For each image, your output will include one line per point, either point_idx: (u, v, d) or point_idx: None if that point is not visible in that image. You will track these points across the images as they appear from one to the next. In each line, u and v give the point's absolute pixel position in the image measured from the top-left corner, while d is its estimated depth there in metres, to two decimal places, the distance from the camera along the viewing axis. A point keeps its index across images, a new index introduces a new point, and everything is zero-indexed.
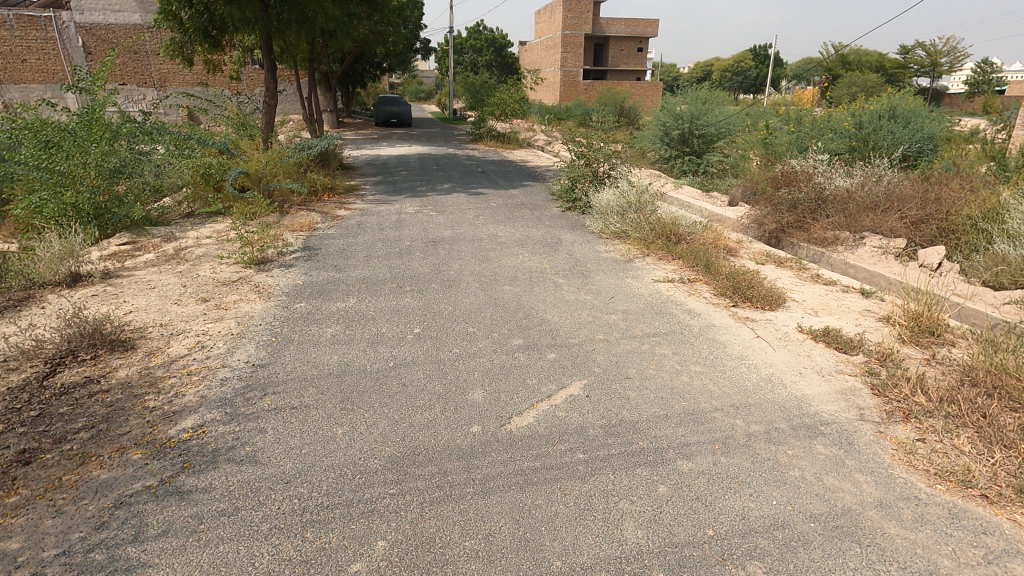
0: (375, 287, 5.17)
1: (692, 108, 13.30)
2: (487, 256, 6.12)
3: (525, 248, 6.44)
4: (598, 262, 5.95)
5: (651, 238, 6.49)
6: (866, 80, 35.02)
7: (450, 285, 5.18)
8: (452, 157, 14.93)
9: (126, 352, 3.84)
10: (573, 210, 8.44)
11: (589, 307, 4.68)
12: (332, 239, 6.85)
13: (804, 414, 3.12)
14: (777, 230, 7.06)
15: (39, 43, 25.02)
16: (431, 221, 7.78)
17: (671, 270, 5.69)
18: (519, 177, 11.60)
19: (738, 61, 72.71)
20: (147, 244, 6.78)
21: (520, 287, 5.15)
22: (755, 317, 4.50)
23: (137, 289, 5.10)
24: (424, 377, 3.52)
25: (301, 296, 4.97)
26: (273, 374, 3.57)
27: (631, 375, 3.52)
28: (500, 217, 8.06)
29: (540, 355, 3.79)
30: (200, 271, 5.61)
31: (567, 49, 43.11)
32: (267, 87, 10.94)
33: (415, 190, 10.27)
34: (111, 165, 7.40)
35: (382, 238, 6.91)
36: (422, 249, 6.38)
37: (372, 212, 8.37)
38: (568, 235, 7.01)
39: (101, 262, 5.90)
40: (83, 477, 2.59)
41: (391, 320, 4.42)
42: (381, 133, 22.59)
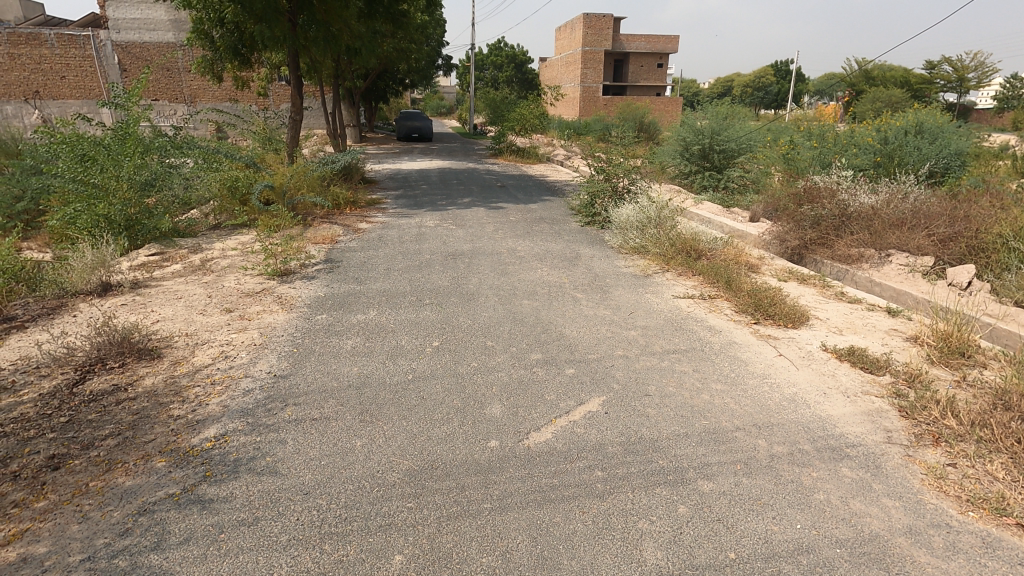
0: (395, 299, 5.22)
1: (713, 124, 13.28)
2: (505, 270, 6.14)
3: (545, 263, 6.46)
4: (617, 277, 5.93)
5: (671, 254, 6.45)
6: (891, 95, 34.59)
7: (470, 298, 5.21)
8: (472, 172, 15.07)
9: (152, 361, 3.93)
10: (593, 225, 8.45)
11: (608, 322, 4.66)
12: (354, 252, 6.95)
13: (828, 436, 3.05)
14: (800, 246, 6.97)
15: (77, 60, 26.08)
16: (451, 235, 7.85)
17: (691, 286, 5.64)
18: (539, 192, 11.66)
19: (760, 77, 72.46)
20: (175, 255, 6.95)
21: (538, 301, 5.16)
22: (778, 335, 4.43)
23: (164, 298, 5.22)
24: (442, 390, 3.52)
25: (322, 308, 5.04)
26: (294, 386, 3.61)
27: (650, 393, 3.49)
28: (519, 231, 8.10)
29: (559, 370, 3.78)
30: (225, 282, 5.73)
31: (587, 65, 43.44)
32: (293, 103, 11.22)
33: (435, 204, 10.39)
34: (142, 178, 7.63)
35: (403, 251, 6.99)
36: (441, 263, 6.43)
37: (394, 226, 8.48)
38: (587, 250, 7.01)
39: (130, 272, 6.06)
40: (108, 483, 2.65)
41: (411, 332, 4.45)
42: (403, 147, 22.94)
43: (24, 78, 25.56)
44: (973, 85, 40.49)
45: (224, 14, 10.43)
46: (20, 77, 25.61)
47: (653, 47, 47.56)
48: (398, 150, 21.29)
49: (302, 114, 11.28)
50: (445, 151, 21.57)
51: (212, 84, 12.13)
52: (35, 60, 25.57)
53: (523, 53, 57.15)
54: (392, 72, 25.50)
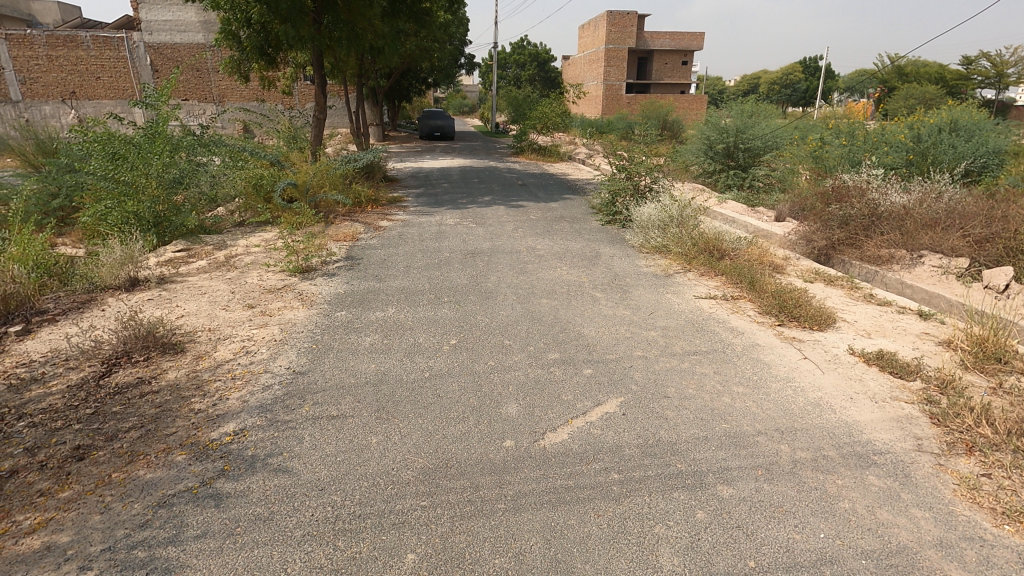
0: (413, 297, 5.23)
1: (738, 121, 13.05)
2: (524, 269, 6.12)
3: (564, 261, 6.41)
4: (637, 276, 5.86)
5: (694, 253, 6.35)
6: (924, 91, 33.58)
7: (488, 297, 5.20)
8: (493, 170, 15.06)
9: (176, 355, 4.01)
10: (613, 224, 8.36)
11: (627, 322, 4.60)
12: (374, 250, 6.99)
13: (854, 443, 2.95)
14: (827, 247, 6.79)
15: (112, 62, 26.88)
16: (471, 233, 7.85)
17: (713, 287, 5.53)
18: (560, 190, 11.59)
19: (788, 74, 71.00)
20: (200, 252, 7.09)
21: (557, 300, 5.11)
22: (803, 337, 4.31)
23: (189, 294, 5.32)
24: (458, 389, 3.51)
25: (342, 305, 5.08)
26: (312, 382, 3.65)
27: (669, 395, 3.42)
28: (539, 230, 8.05)
29: (576, 370, 3.74)
30: (248, 278, 5.82)
31: (609, 63, 43.11)
32: (317, 102, 11.34)
33: (456, 202, 10.40)
34: (170, 176, 7.78)
35: (422, 249, 7.01)
36: (460, 261, 6.43)
37: (414, 224, 8.51)
38: (607, 249, 6.94)
39: (157, 268, 6.18)
40: (130, 475, 2.71)
41: (428, 330, 4.45)
42: (425, 145, 23.08)
43: (62, 79, 26.43)
44: (1013, 80, 39.06)
45: (251, 15, 10.58)
46: (58, 78, 26.48)
47: (677, 44, 46.97)
48: (420, 149, 21.43)
49: (326, 113, 11.40)
50: (467, 149, 21.61)
51: (239, 84, 12.31)
52: (72, 62, 26.44)
53: (545, 51, 57.01)
54: (415, 71, 25.65)
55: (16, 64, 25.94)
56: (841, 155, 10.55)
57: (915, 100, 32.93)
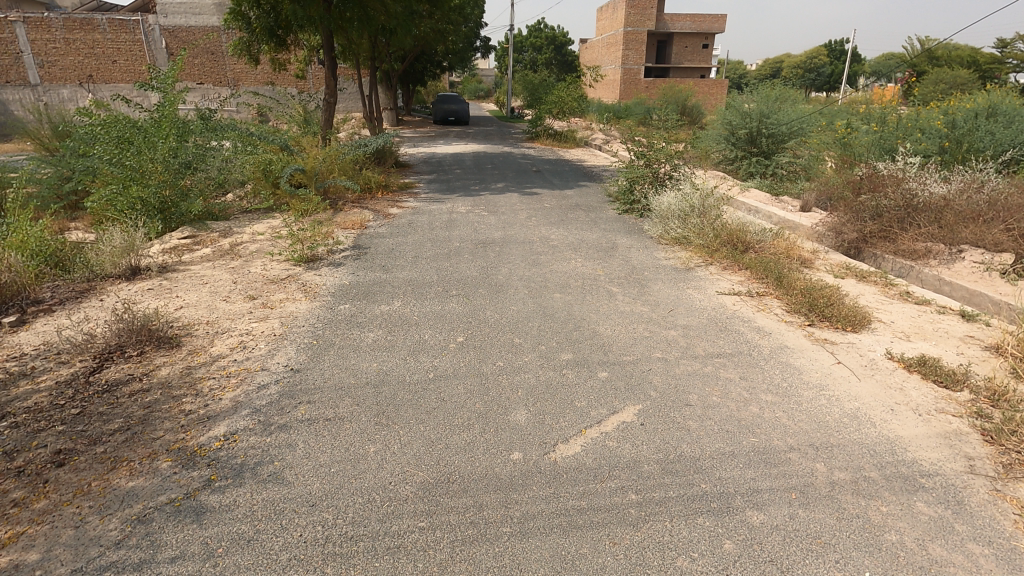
0: (420, 290, 5.00)
1: (762, 106, 12.61)
2: (537, 260, 5.86)
3: (579, 253, 6.13)
4: (656, 269, 5.56)
5: (716, 245, 6.02)
6: (956, 75, 32.29)
7: (498, 290, 4.96)
8: (508, 156, 14.73)
9: (170, 350, 3.84)
10: (631, 213, 8.03)
11: (645, 320, 4.32)
12: (383, 238, 6.76)
13: (898, 463, 2.67)
14: (857, 239, 6.42)
15: (128, 45, 26.91)
16: (483, 221, 7.59)
17: (737, 282, 5.22)
18: (575, 177, 11.25)
19: (812, 58, 69.08)
20: (206, 239, 6.93)
21: (571, 295, 4.85)
22: (836, 339, 4.00)
23: (190, 284, 5.16)
24: (464, 393, 3.28)
25: (346, 297, 4.86)
26: (310, 382, 3.44)
27: (691, 403, 3.15)
28: (554, 219, 7.76)
29: (591, 374, 3.48)
30: (252, 267, 5.63)
31: (628, 46, 42.15)
32: (327, 85, 11.09)
33: (468, 189, 10.13)
34: (177, 160, 7.58)
35: (432, 238, 6.77)
36: (471, 251, 6.19)
37: (425, 211, 8.27)
38: (624, 240, 6.64)
39: (161, 255, 6.03)
40: (111, 484, 2.54)
41: (434, 326, 4.22)
42: (439, 131, 22.76)
43: (79, 62, 26.44)
44: None
45: None
46: (75, 61, 26.49)
47: (698, 26, 45.71)
48: (434, 134, 21.11)
49: (337, 96, 11.15)
50: (481, 134, 21.24)
51: (249, 66, 12.06)
52: (89, 45, 26.49)
53: (563, 34, 55.95)
54: (429, 54, 25.26)
55: (34, 47, 25.98)
56: (870, 142, 10.08)
57: (946, 87, 31.76)
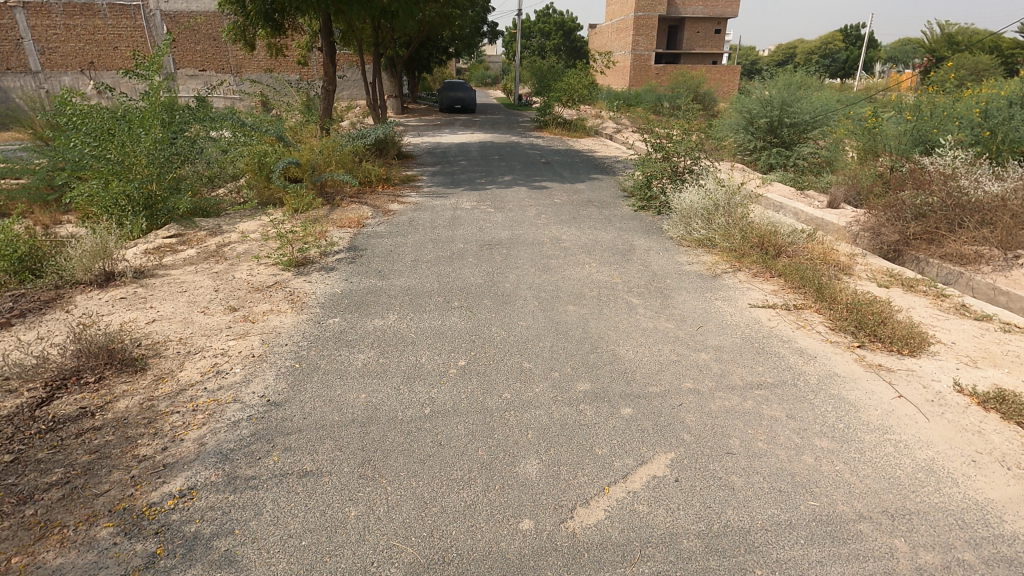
0: (419, 300, 4.52)
1: (784, 93, 12.02)
2: (549, 264, 5.37)
3: (593, 256, 5.63)
4: (680, 277, 5.04)
5: (744, 249, 5.50)
6: (977, 61, 31.29)
7: (505, 301, 4.47)
8: (516, 146, 14.16)
9: (134, 376, 3.38)
10: (648, 210, 7.48)
11: (672, 340, 3.82)
12: (381, 238, 6.28)
13: (998, 539, 2.17)
14: (898, 241, 5.87)
15: (129, 31, 26.45)
16: (489, 219, 7.09)
17: (771, 292, 4.69)
18: (587, 169, 10.70)
19: (826, 43, 67.56)
20: (193, 239, 6.48)
21: (585, 307, 4.36)
22: (892, 365, 3.49)
23: (168, 292, 4.71)
24: (465, 435, 2.80)
25: (337, 309, 4.39)
26: (287, 419, 2.97)
27: (734, 452, 2.66)
28: (565, 216, 7.25)
29: (613, 411, 2.99)
30: (237, 273, 5.17)
31: (638, 31, 41.11)
32: (325, 71, 10.52)
33: (474, 182, 9.61)
34: (162, 153, 7.10)
35: (434, 238, 6.29)
36: (475, 254, 5.70)
37: (427, 207, 7.77)
38: (642, 241, 6.12)
39: (140, 258, 5.58)
40: (34, 561, 2.09)
41: (433, 347, 3.74)
42: (444, 119, 22.16)
43: (79, 49, 25.99)
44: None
45: None
46: (75, 47, 26.03)
47: (711, 11, 44.48)
48: (439, 123, 20.54)
49: (335, 83, 10.60)
50: (488, 123, 20.64)
51: (243, 52, 11.50)
52: (90, 31, 26.06)
53: (572, 19, 54.82)
54: (435, 39, 24.56)
55: (34, 33, 25.55)
56: (902, 133, 9.46)
57: (967, 76, 30.81)
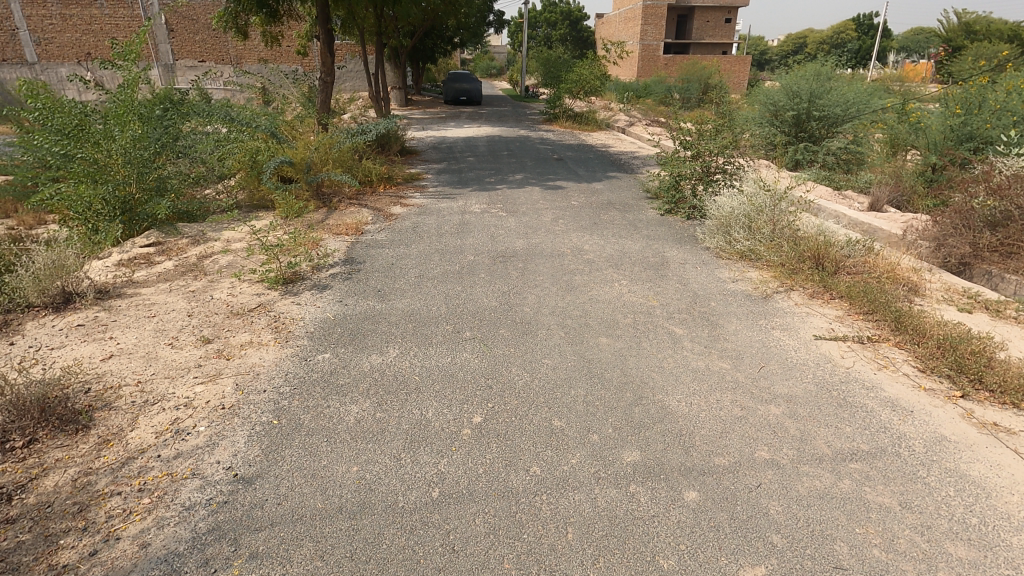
0: (423, 329, 3.86)
1: (812, 84, 11.35)
2: (573, 281, 4.71)
3: (622, 271, 4.96)
4: (725, 299, 4.37)
5: (797, 265, 4.81)
6: (997, 50, 30.36)
7: (525, 330, 3.82)
8: (525, 141, 13.44)
9: (72, 438, 2.74)
10: (675, 215, 6.80)
11: (732, 387, 3.15)
12: (381, 248, 5.63)
13: None
14: (968, 253, 5.16)
15: (128, 22, 25.56)
16: (501, 224, 6.43)
17: (836, 319, 4.02)
18: (603, 167, 10.01)
19: (838, 33, 66.24)
20: (173, 248, 5.83)
21: (620, 340, 3.71)
22: (1011, 425, 2.80)
23: (134, 318, 4.07)
24: (486, 536, 2.14)
25: (328, 341, 3.73)
26: (257, 506, 2.32)
27: (845, 568, 2.00)
28: (585, 221, 6.57)
29: (674, 496, 2.33)
30: (216, 292, 4.52)
31: (647, 21, 40.12)
32: (323, 62, 9.81)
33: (483, 180, 8.94)
34: (141, 152, 6.44)
35: (441, 248, 5.63)
36: (488, 268, 5.05)
37: (433, 210, 7.11)
38: (675, 252, 5.45)
39: (109, 274, 4.94)
40: None
41: (442, 396, 3.08)
42: (449, 111, 21.44)
43: (76, 39, 25.30)
44: None
45: None
46: (71, 38, 25.35)
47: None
48: (444, 115, 19.82)
49: (334, 75, 9.89)
50: (494, 116, 19.87)
51: (235, 40, 10.75)
52: (86, 21, 25.33)
53: (578, 9, 53.71)
54: (439, 29, 23.79)
55: (30, 23, 24.91)
56: (947, 128, 8.72)
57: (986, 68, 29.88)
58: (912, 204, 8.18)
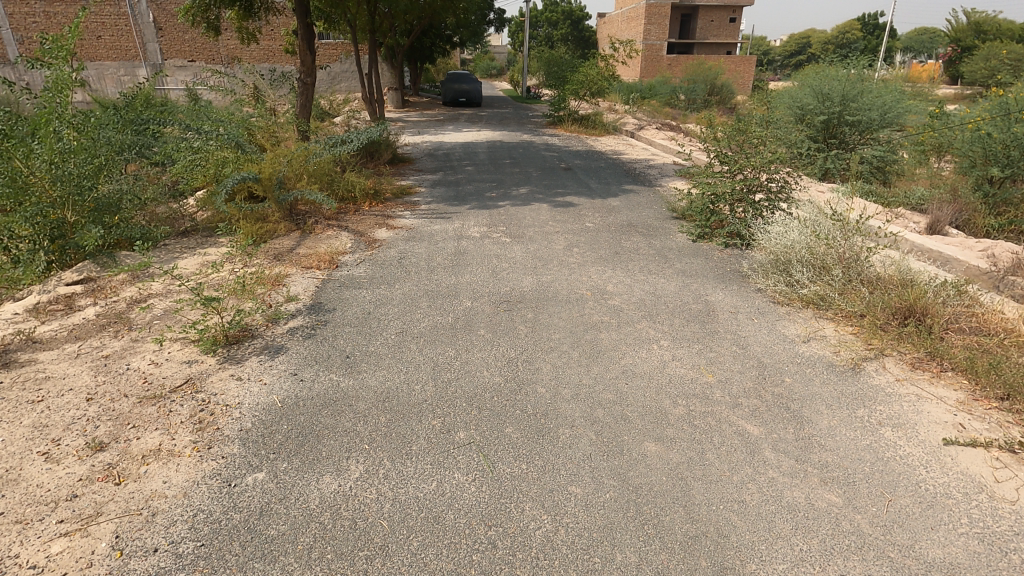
0: (400, 427, 2.80)
1: (846, 86, 10.31)
2: (599, 343, 3.65)
3: (659, 324, 3.94)
4: (801, 371, 3.33)
5: (884, 321, 3.76)
6: (1011, 49, 29.31)
7: (541, 431, 2.77)
8: (528, 146, 12.39)
9: None
10: (709, 241, 5.76)
11: (857, 548, 2.09)
12: (357, 289, 4.60)
13: None
14: None
15: (112, 19, 23.76)
16: (505, 254, 5.42)
17: (962, 408, 2.96)
18: (616, 178, 8.97)
19: (843, 33, 65.12)
20: (104, 287, 4.78)
21: (675, 445, 2.66)
22: None
23: (10, 407, 3.00)
24: None
25: (265, 449, 2.67)
26: None
27: None
28: (604, 250, 5.52)
29: None
30: (134, 361, 3.47)
31: (650, 20, 39.18)
32: (302, 60, 8.72)
33: (482, 195, 7.90)
34: (72, 168, 5.38)
35: (430, 288, 4.59)
36: (489, 318, 4.03)
37: (424, 235, 6.07)
38: (720, 296, 4.41)
39: (6, 331, 3.88)
40: None
41: (421, 566, 2.03)
42: (448, 114, 20.39)
43: None
44: None
45: None
46: None
47: None
48: (442, 117, 18.78)
49: (314, 75, 8.83)
50: (494, 118, 18.80)
51: (206, 35, 9.61)
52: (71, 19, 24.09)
53: (580, 7, 52.65)
54: (436, 26, 22.74)
55: (11, 21, 23.75)
56: (1009, 136, 7.68)
57: (1001, 68, 29.02)
58: (974, 225, 7.15)
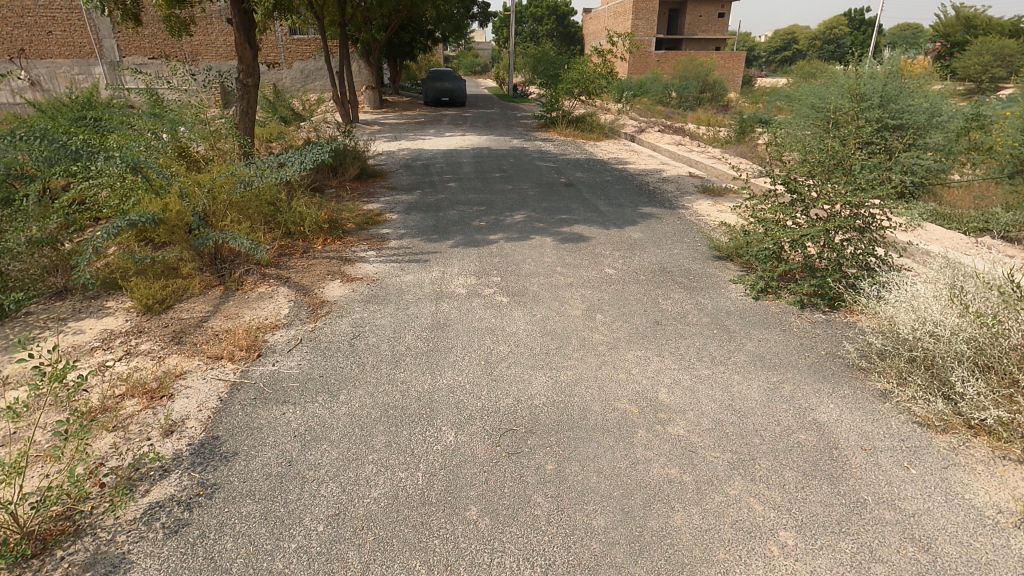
0: None
1: (884, 86, 9.35)
2: (676, 544, 2.11)
3: (764, 481, 2.41)
4: None
5: None
6: (1006, 45, 28.41)
7: None
8: (520, 155, 10.82)
9: None
10: (777, 299, 4.26)
11: None
12: (283, 403, 3.02)
13: None
14: None
15: (64, 13, 21.59)
16: (501, 325, 3.87)
17: None
18: (629, 198, 7.45)
19: (830, 28, 64.36)
20: None
21: None
22: None
23: None
24: None
25: None
26: None
27: None
28: (639, 317, 3.98)
29: None
30: None
31: (638, 15, 37.74)
32: (240, 57, 7.06)
33: (468, 224, 6.32)
34: None
35: (393, 399, 3.02)
36: (482, 472, 2.48)
37: (390, 291, 4.49)
38: (835, 412, 2.91)
39: None
40: None
41: None
42: (429, 115, 18.75)
43: (6, 34, 21.44)
44: None
45: None
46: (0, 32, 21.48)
47: None
48: (422, 119, 17.13)
49: (257, 74, 7.19)
50: (481, 120, 17.24)
51: (126, 24, 7.87)
52: (17, 13, 21.39)
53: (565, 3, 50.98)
54: (416, 21, 21.04)
55: None
56: None
57: (993, 65, 28.15)
58: None
